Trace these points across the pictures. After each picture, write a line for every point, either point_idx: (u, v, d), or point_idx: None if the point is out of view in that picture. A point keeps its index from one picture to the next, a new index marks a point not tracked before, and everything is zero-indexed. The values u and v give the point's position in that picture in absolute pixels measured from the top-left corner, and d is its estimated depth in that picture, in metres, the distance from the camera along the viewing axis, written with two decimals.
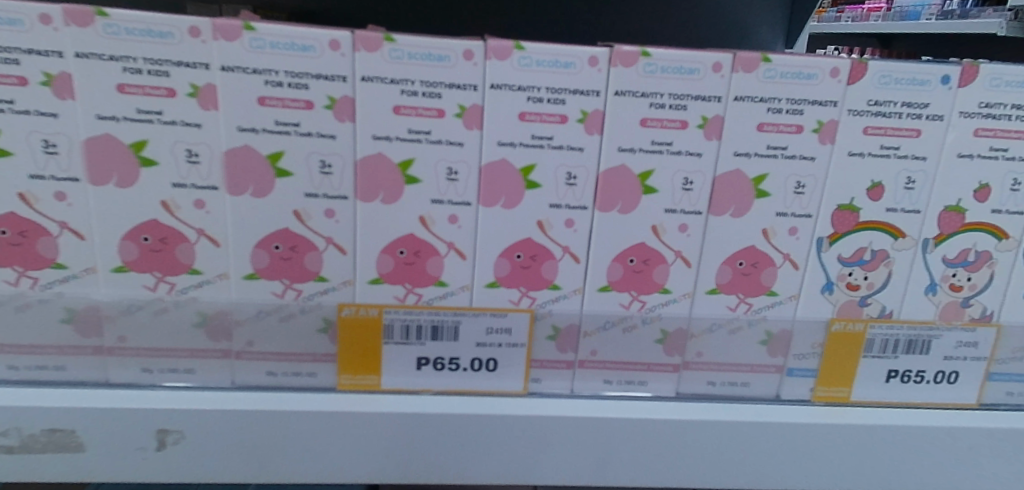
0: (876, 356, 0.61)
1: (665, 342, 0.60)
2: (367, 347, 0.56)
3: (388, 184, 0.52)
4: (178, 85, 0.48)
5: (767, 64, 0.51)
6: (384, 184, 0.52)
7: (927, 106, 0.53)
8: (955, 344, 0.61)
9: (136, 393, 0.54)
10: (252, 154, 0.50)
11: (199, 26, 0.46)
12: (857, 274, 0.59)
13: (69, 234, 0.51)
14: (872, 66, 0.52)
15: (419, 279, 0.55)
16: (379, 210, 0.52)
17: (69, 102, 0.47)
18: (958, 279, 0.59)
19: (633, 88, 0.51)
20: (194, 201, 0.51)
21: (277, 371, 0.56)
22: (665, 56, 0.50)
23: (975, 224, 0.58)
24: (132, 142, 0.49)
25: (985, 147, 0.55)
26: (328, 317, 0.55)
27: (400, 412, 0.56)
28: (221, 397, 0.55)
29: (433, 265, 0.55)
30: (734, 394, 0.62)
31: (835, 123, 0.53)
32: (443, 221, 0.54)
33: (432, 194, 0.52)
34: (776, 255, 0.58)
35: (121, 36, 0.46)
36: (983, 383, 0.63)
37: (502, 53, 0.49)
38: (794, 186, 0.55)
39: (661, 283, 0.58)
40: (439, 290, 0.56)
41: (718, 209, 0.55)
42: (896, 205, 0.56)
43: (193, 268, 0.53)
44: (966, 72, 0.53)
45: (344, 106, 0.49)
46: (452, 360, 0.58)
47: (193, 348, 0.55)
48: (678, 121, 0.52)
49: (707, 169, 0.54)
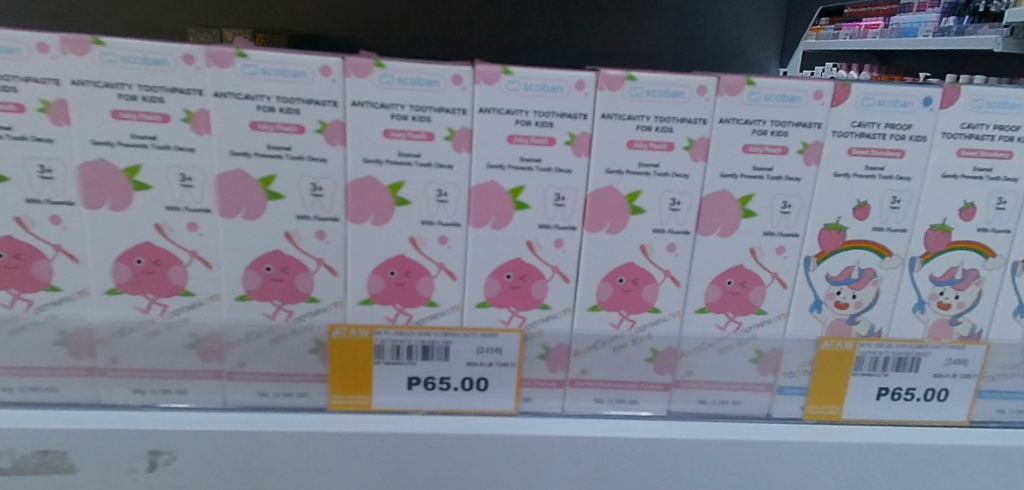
0: (866, 374, 0.62)
1: (655, 361, 0.60)
2: (358, 368, 0.57)
3: (379, 207, 0.52)
4: (172, 110, 0.49)
5: (751, 87, 0.52)
6: (375, 206, 0.52)
7: (910, 127, 0.54)
8: (945, 362, 0.62)
9: (128, 414, 0.55)
10: (244, 177, 0.51)
11: (194, 53, 0.47)
12: (846, 293, 0.59)
13: (63, 257, 0.52)
14: (855, 88, 0.53)
15: (410, 299, 0.56)
16: (370, 232, 0.53)
17: (65, 127, 0.48)
18: (946, 297, 0.60)
19: (619, 111, 0.52)
20: (187, 224, 0.52)
21: (269, 391, 0.57)
22: (650, 80, 0.51)
23: (960, 243, 0.58)
24: (127, 167, 0.50)
25: (969, 167, 0.56)
26: (319, 337, 0.56)
27: (390, 433, 0.56)
28: (212, 418, 0.55)
29: (423, 285, 0.55)
30: (725, 412, 0.62)
31: (819, 144, 0.54)
32: (434, 242, 0.54)
33: (422, 216, 0.53)
34: (764, 274, 0.58)
35: (117, 64, 0.47)
36: (973, 400, 0.63)
37: (490, 78, 0.50)
38: (780, 206, 0.56)
39: (650, 302, 0.58)
40: (430, 310, 0.56)
41: (705, 229, 0.56)
42: (882, 225, 0.57)
43: (186, 290, 0.53)
44: (948, 94, 0.54)
45: (335, 130, 0.50)
46: (443, 380, 0.58)
47: (185, 369, 0.55)
48: (664, 143, 0.53)
49: (694, 190, 0.54)
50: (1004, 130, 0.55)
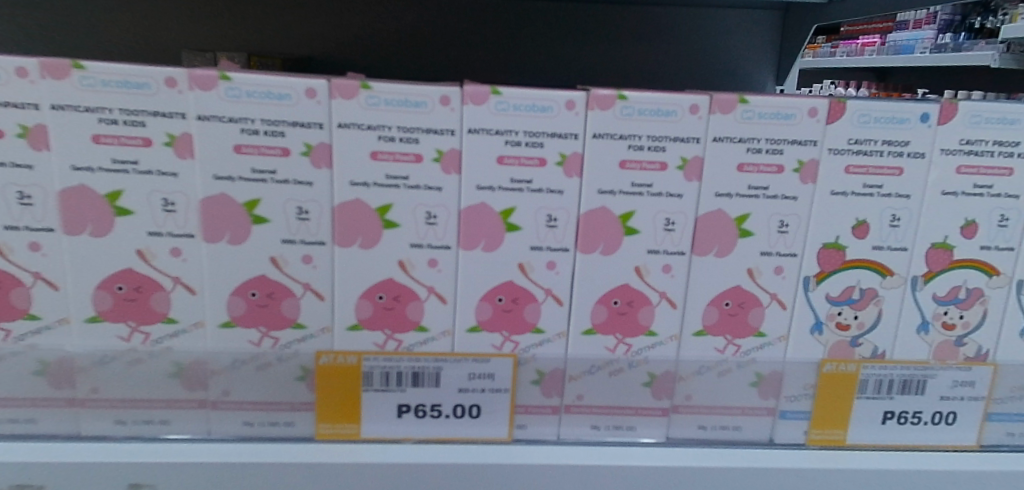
0: (870, 397, 0.60)
1: (653, 386, 0.58)
2: (347, 396, 0.55)
3: (368, 230, 0.51)
4: (154, 134, 0.48)
5: (744, 105, 0.51)
6: (362, 229, 0.51)
7: (908, 144, 0.53)
8: (951, 384, 0.60)
9: (109, 447, 0.53)
10: (229, 201, 0.50)
11: (176, 76, 0.47)
12: (847, 314, 0.58)
13: (42, 284, 0.51)
14: (851, 105, 0.52)
15: (399, 323, 0.54)
16: (358, 255, 0.52)
17: (44, 153, 0.48)
18: (951, 317, 0.58)
19: (610, 131, 0.51)
20: (170, 250, 0.51)
21: (255, 421, 0.55)
22: (641, 98, 0.50)
23: (963, 261, 0.57)
24: (108, 192, 0.49)
25: (970, 184, 0.55)
26: (306, 365, 0.54)
27: (380, 462, 0.54)
28: (196, 449, 0.53)
29: (413, 309, 0.54)
30: (725, 438, 0.60)
31: (815, 163, 0.53)
32: (423, 266, 0.53)
33: (411, 239, 0.52)
34: (762, 295, 0.57)
35: (97, 88, 0.47)
36: (982, 424, 0.61)
37: (478, 98, 0.49)
38: (777, 226, 0.55)
39: (646, 326, 0.57)
40: (420, 334, 0.55)
41: (701, 250, 0.55)
42: (883, 243, 0.56)
43: (169, 317, 0.52)
44: (945, 109, 0.53)
45: (321, 153, 0.49)
46: (433, 407, 0.57)
47: (169, 399, 0.54)
48: (657, 163, 0.52)
49: (688, 210, 0.53)
50: (1004, 146, 0.54)
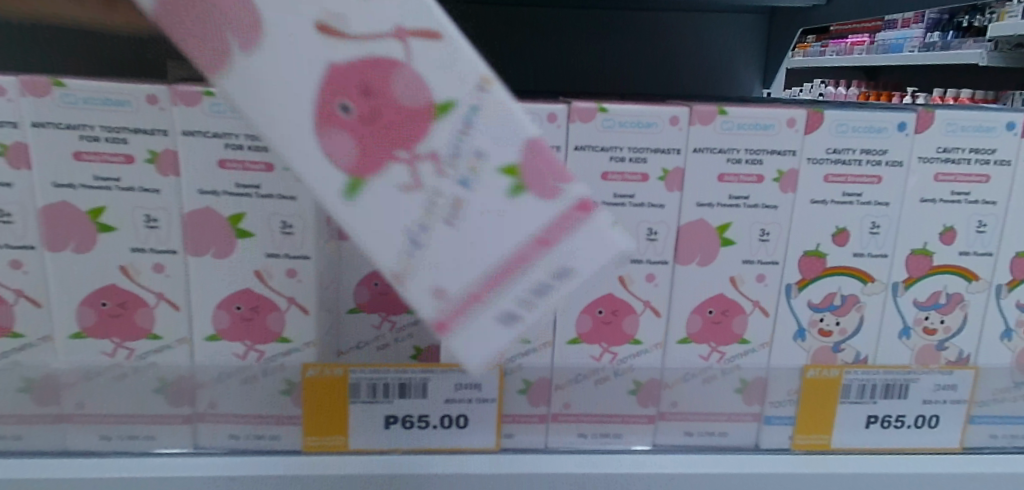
0: (853, 402, 0.61)
1: (639, 393, 0.59)
2: (334, 406, 0.55)
3: (351, 89, 0.36)
4: (136, 151, 0.48)
5: (724, 116, 0.52)
6: (373, 147, 0.37)
7: (886, 152, 0.54)
8: (933, 387, 0.61)
9: (93, 462, 0.53)
10: (213, 215, 0.50)
11: (158, 94, 0.47)
12: (830, 319, 0.58)
13: (25, 302, 0.51)
14: (828, 115, 0.53)
15: (412, 128, 0.37)
16: (344, 123, 0.37)
17: (23, 172, 0.48)
18: (932, 322, 0.59)
19: (593, 143, 0.51)
20: (153, 265, 0.51)
21: (241, 434, 0.56)
22: (622, 111, 0.51)
23: (943, 267, 0.57)
24: (89, 209, 0.49)
25: (947, 192, 0.55)
26: (291, 378, 0.55)
27: (367, 474, 0.54)
28: (180, 464, 0.54)
29: (398, 79, 0.36)
30: (712, 444, 0.61)
31: (795, 172, 0.54)
32: (443, 191, 0.38)
33: (436, 167, 0.37)
34: (744, 302, 0.57)
35: (75, 105, 0.47)
36: (965, 426, 0.62)
37: None
38: (758, 234, 0.55)
39: (631, 334, 0.57)
40: (461, 174, 0.37)
41: (685, 258, 0.55)
42: (863, 250, 0.56)
43: (152, 333, 0.52)
44: (921, 119, 0.54)
45: (340, 144, 0.37)
46: (551, 237, 0.38)
47: (153, 415, 0.54)
48: (639, 175, 0.52)
49: (671, 220, 0.54)
50: (980, 154, 0.55)
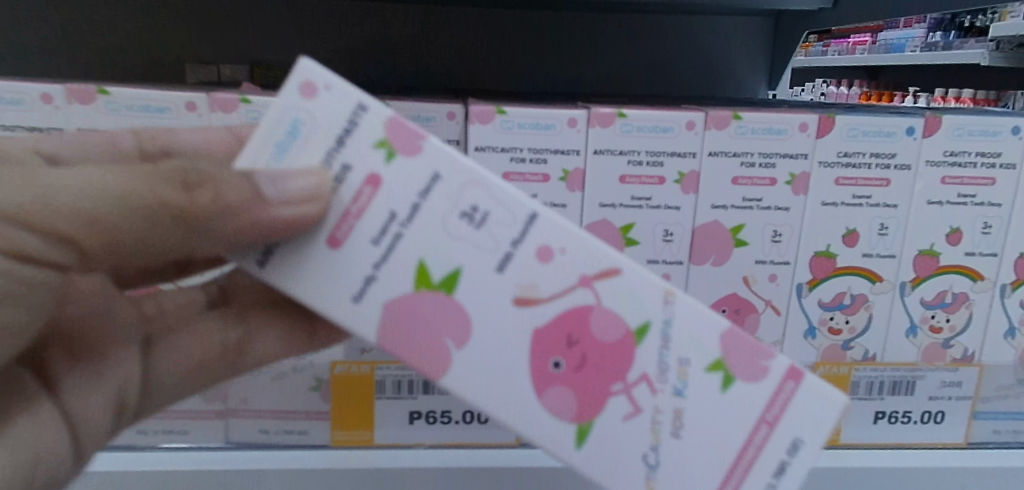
0: (861, 398, 0.62)
1: None
2: (360, 403, 0.57)
3: (557, 352, 0.37)
4: None
5: (739, 121, 0.54)
6: (583, 389, 0.37)
7: (894, 156, 0.56)
8: (940, 384, 0.62)
9: (130, 455, 0.55)
10: None
11: (196, 102, 0.51)
12: (839, 318, 0.60)
13: None
14: (840, 120, 0.55)
15: (616, 365, 0.37)
16: (558, 378, 0.37)
17: None
18: (938, 320, 0.61)
19: (611, 147, 0.53)
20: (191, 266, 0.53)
21: (271, 428, 0.57)
22: (639, 116, 0.53)
23: (949, 268, 0.59)
24: None
25: (954, 194, 0.57)
26: (320, 375, 0.57)
27: (391, 468, 0.56)
28: (213, 458, 0.56)
29: (595, 323, 0.37)
30: None
31: (807, 175, 0.55)
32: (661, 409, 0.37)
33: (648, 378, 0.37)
34: (757, 301, 0.59)
35: (120, 112, 0.51)
36: (970, 422, 0.64)
37: (485, 117, 0.52)
38: (771, 235, 0.57)
39: None
40: (674, 386, 0.37)
41: (700, 257, 0.57)
42: (872, 251, 0.58)
43: None
44: (931, 123, 0.55)
45: (560, 403, 0.37)
46: (776, 418, 0.36)
47: (187, 410, 0.56)
48: (656, 178, 0.54)
49: (686, 221, 0.56)
50: (986, 157, 0.56)
